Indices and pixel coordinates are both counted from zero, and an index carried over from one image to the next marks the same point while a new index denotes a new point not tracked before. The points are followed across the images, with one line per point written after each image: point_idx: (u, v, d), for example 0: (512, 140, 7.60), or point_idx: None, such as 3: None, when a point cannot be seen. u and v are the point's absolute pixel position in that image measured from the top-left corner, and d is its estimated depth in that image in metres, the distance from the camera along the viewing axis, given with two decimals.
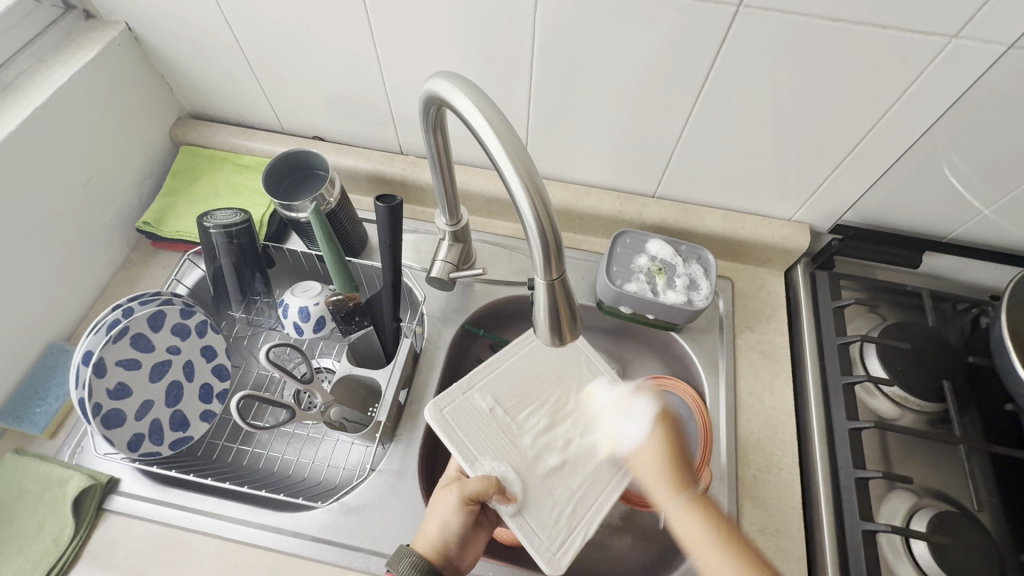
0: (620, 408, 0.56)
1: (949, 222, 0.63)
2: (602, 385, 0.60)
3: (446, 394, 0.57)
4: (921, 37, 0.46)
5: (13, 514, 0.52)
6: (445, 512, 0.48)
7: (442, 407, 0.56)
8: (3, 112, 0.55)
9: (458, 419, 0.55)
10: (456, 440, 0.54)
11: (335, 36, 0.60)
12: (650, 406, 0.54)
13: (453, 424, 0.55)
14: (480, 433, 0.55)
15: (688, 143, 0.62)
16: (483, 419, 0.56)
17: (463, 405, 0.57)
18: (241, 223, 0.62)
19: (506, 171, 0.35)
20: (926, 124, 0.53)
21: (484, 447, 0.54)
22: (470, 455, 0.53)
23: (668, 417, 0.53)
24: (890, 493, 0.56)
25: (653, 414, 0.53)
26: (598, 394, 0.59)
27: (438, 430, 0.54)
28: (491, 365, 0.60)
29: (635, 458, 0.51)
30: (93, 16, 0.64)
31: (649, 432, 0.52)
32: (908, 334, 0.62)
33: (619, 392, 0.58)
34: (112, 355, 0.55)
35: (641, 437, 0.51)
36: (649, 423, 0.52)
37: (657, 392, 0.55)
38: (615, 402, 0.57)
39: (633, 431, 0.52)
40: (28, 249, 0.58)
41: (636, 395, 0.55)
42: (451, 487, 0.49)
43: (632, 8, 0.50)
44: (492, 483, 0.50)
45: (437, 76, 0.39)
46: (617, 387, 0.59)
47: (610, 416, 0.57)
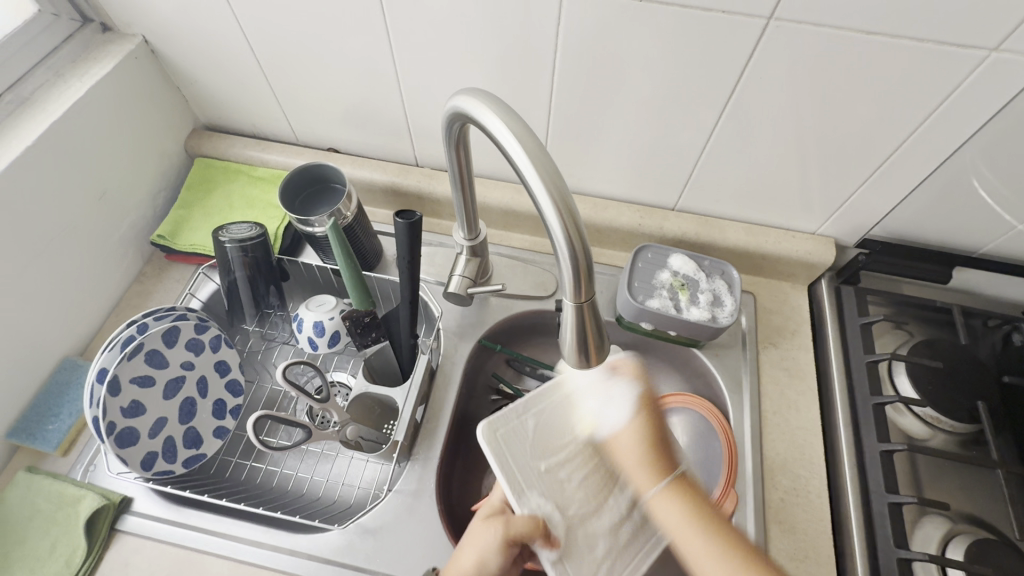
0: (596, 389, 0.48)
1: (980, 237, 0.62)
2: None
3: (504, 415, 0.55)
4: (958, 50, 0.45)
5: (25, 535, 0.51)
6: (486, 548, 0.47)
7: (496, 429, 0.54)
8: (21, 127, 0.55)
9: (510, 445, 0.53)
10: (505, 470, 0.52)
11: (354, 49, 0.59)
12: (632, 390, 0.47)
13: (504, 448, 0.53)
14: (529, 464, 0.53)
15: (710, 156, 0.61)
16: (534, 450, 0.54)
17: (517, 430, 0.54)
18: (256, 237, 0.61)
19: (535, 190, 0.33)
20: (960, 139, 0.52)
21: (532, 481, 0.52)
22: (519, 489, 0.51)
23: (650, 399, 0.47)
24: (923, 518, 0.54)
25: (636, 398, 0.46)
26: (572, 376, 0.50)
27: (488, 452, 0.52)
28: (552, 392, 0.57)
29: (614, 442, 0.46)
30: (110, 29, 0.64)
31: (630, 417, 0.46)
32: (939, 352, 0.61)
33: (589, 371, 0.48)
34: (127, 372, 0.54)
35: (622, 422, 0.46)
36: (631, 407, 0.46)
37: (641, 371, 0.47)
38: (587, 381, 0.49)
39: (613, 416, 0.47)
40: (43, 264, 0.57)
41: (614, 377, 0.47)
42: (493, 523, 0.49)
43: (658, 20, 0.49)
44: (537, 525, 0.49)
45: (462, 93, 0.38)
46: (590, 363, 0.49)
47: (586, 396, 0.49)
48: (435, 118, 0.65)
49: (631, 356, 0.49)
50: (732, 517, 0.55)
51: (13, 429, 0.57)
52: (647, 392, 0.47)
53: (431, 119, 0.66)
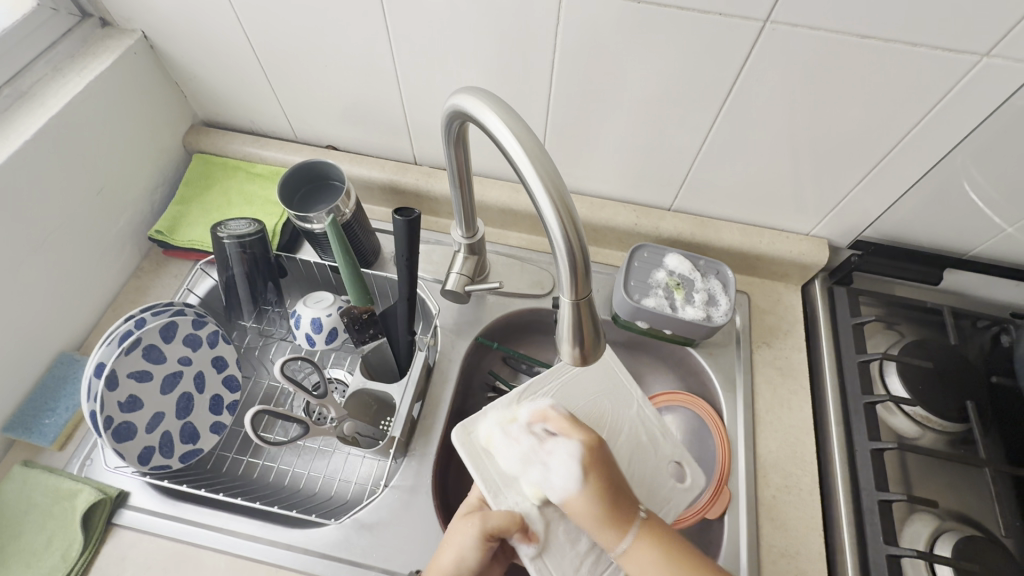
0: (536, 457, 0.51)
1: (969, 239, 0.63)
2: (496, 428, 0.54)
3: (476, 417, 0.56)
4: (950, 54, 0.46)
5: (22, 528, 0.51)
6: (464, 544, 0.47)
7: (469, 429, 0.55)
8: (19, 121, 0.55)
9: (487, 445, 0.54)
10: (482, 469, 0.52)
11: (353, 47, 0.60)
12: (575, 446, 0.50)
13: (481, 450, 0.54)
14: (507, 462, 0.53)
15: (706, 157, 0.62)
16: (511, 448, 0.54)
17: (496, 429, 0.54)
18: (254, 233, 0.61)
19: (534, 189, 0.34)
20: (951, 143, 0.53)
21: (510, 482, 0.52)
22: (495, 487, 0.51)
23: (597, 456, 0.49)
24: (912, 515, 0.55)
25: (581, 456, 0.49)
26: (497, 438, 0.53)
27: (463, 455, 0.53)
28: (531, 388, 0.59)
29: (568, 507, 0.48)
30: (109, 24, 0.64)
31: (582, 477, 0.48)
32: (929, 352, 0.62)
33: (526, 441, 0.52)
34: (124, 367, 0.54)
35: (574, 486, 0.48)
36: (579, 465, 0.48)
37: (574, 427, 0.51)
38: (522, 453, 0.52)
39: (561, 481, 0.48)
40: (41, 258, 0.57)
41: (554, 436, 0.51)
42: (472, 518, 0.48)
43: (656, 23, 0.49)
44: (515, 519, 0.49)
45: (462, 92, 0.38)
46: (525, 430, 0.53)
47: (525, 471, 0.51)
48: (434, 117, 0.66)
49: (556, 409, 0.54)
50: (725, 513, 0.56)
51: (9, 424, 0.57)
52: (588, 442, 0.50)
53: (429, 118, 0.66)
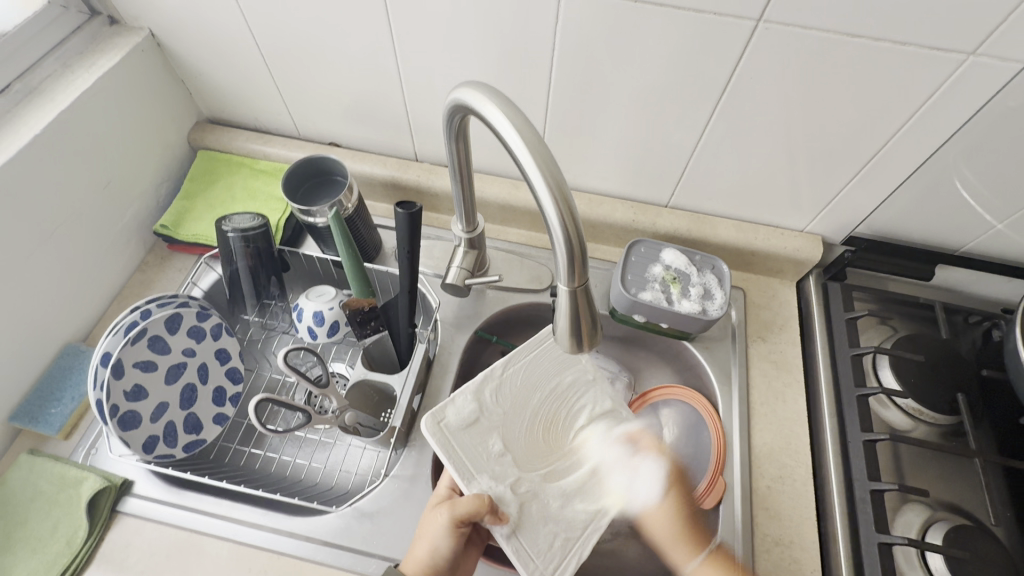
0: (620, 466, 0.57)
1: (961, 235, 0.64)
2: (597, 430, 0.59)
3: (445, 405, 0.56)
4: (937, 52, 0.47)
5: (28, 515, 0.52)
6: (435, 533, 0.48)
7: (439, 417, 0.55)
8: (28, 115, 0.56)
9: (454, 433, 0.55)
10: (454, 456, 0.53)
11: (356, 45, 0.61)
12: (660, 468, 0.59)
13: (450, 437, 0.54)
14: (476, 449, 0.54)
15: (702, 154, 0.63)
16: (479, 433, 0.55)
17: (463, 417, 0.55)
18: (258, 227, 0.62)
19: (534, 180, 0.35)
20: (940, 140, 0.54)
21: (480, 466, 0.53)
22: (467, 473, 0.53)
23: (676, 479, 0.59)
24: (905, 505, 0.56)
25: (664, 476, 0.58)
26: (594, 442, 0.58)
27: (435, 444, 0.53)
28: (493, 374, 0.59)
29: (647, 520, 0.57)
30: (117, 22, 0.65)
31: (662, 494, 0.57)
32: (921, 347, 0.63)
33: (615, 449, 0.58)
34: (129, 357, 0.55)
35: (654, 500, 0.57)
36: (660, 486, 0.58)
37: (663, 450, 0.59)
38: (615, 457, 0.57)
39: (643, 492, 0.57)
40: (48, 250, 0.58)
41: (637, 457, 0.58)
42: (442, 507, 0.49)
43: (651, 22, 0.51)
44: (483, 502, 0.49)
45: (465, 86, 0.39)
46: (611, 440, 0.58)
47: (614, 472, 0.56)
48: (436, 114, 0.67)
49: (646, 430, 0.60)
50: (722, 501, 0.57)
51: (16, 413, 0.57)
52: (671, 467, 0.59)
53: (431, 115, 0.67)
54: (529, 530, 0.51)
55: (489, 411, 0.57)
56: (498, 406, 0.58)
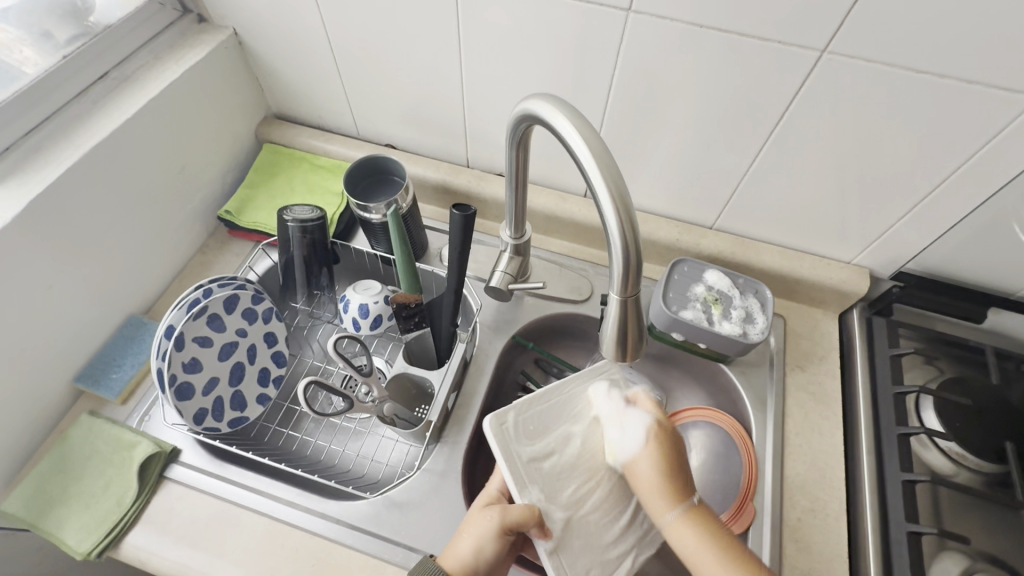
0: (615, 418, 0.54)
1: (1016, 279, 0.62)
2: (515, 415, 0.53)
3: (510, 408, 0.53)
4: (1005, 93, 0.46)
5: (85, 471, 0.56)
6: (483, 536, 0.47)
7: (503, 420, 0.52)
8: (120, 100, 0.61)
9: (514, 438, 0.52)
10: (511, 463, 0.51)
11: (423, 54, 0.64)
12: (648, 419, 0.53)
13: (510, 442, 0.52)
14: (533, 461, 0.52)
15: (752, 179, 0.63)
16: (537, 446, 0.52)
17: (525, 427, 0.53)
18: (315, 219, 0.65)
19: (598, 191, 0.37)
20: (1000, 183, 0.53)
21: (534, 476, 0.51)
22: (520, 481, 0.50)
23: (665, 430, 0.53)
24: (942, 551, 0.54)
25: (651, 427, 0.52)
26: (507, 432, 0.52)
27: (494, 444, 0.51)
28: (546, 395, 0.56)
29: (633, 473, 0.51)
30: (205, 20, 0.70)
31: (647, 442, 0.52)
32: (968, 390, 0.61)
33: (614, 402, 0.55)
34: (191, 331, 0.58)
35: (639, 448, 0.51)
36: (648, 433, 0.52)
37: (656, 405, 0.54)
38: (541, 443, 0.53)
39: (630, 442, 0.52)
40: (125, 226, 0.63)
41: (632, 409, 0.54)
42: (492, 511, 0.48)
43: (713, 47, 0.52)
44: (532, 513, 0.48)
45: (534, 97, 0.41)
46: (523, 425, 0.53)
47: (608, 423, 0.54)
48: (491, 123, 0.69)
49: (647, 392, 0.56)
50: (751, 526, 0.56)
51: (80, 375, 0.61)
52: (664, 420, 0.53)
53: (486, 124, 0.70)
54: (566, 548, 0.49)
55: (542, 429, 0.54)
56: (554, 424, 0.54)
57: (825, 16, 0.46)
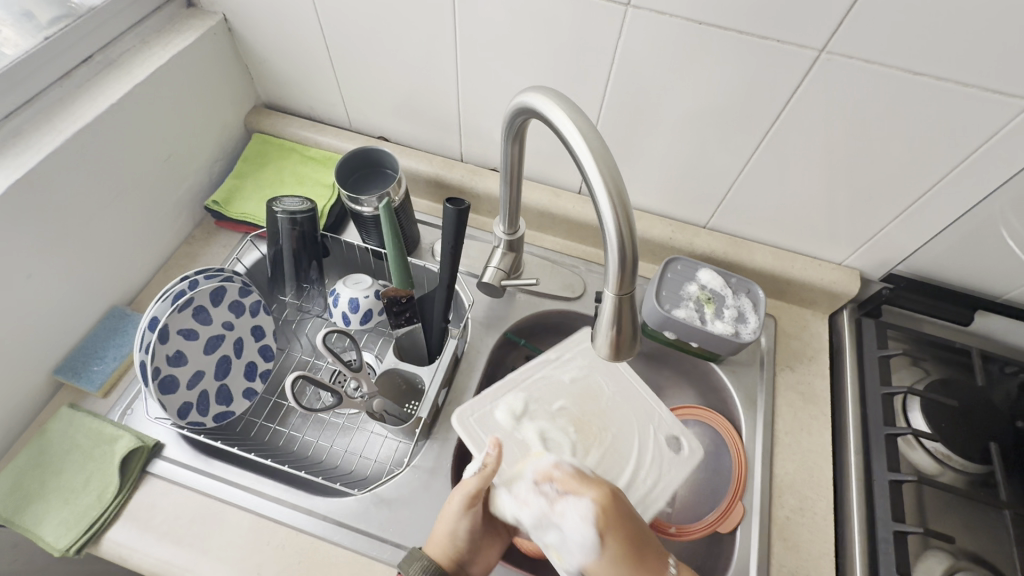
0: (546, 519, 0.45)
1: (1002, 283, 0.63)
2: (503, 490, 0.48)
3: (474, 402, 0.57)
4: (1000, 97, 0.46)
5: (64, 466, 0.54)
6: (451, 513, 0.49)
7: (467, 413, 0.56)
8: (104, 85, 0.59)
9: (483, 424, 0.56)
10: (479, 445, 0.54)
11: (418, 45, 0.63)
12: (586, 505, 0.44)
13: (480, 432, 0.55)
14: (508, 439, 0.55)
15: (746, 179, 0.63)
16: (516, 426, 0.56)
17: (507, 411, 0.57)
18: (306, 211, 0.64)
19: (595, 186, 0.36)
20: (989, 188, 0.54)
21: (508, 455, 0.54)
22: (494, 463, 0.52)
23: (608, 510, 0.45)
24: (927, 550, 0.55)
25: (595, 515, 0.44)
26: (506, 502, 0.48)
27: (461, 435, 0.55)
28: (529, 370, 0.60)
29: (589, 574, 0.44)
30: (193, 5, 0.68)
31: (599, 543, 0.43)
32: (954, 391, 0.62)
33: (533, 503, 0.46)
34: (176, 323, 0.57)
35: (593, 554, 0.43)
36: (593, 529, 0.43)
37: (581, 480, 0.46)
38: (533, 513, 0.45)
39: (577, 547, 0.43)
40: (109, 214, 0.61)
41: (561, 497, 0.46)
42: (458, 488, 0.50)
43: (710, 46, 0.52)
44: (493, 481, 0.50)
45: (531, 90, 0.40)
46: (528, 493, 0.47)
47: (538, 532, 0.45)
48: (486, 117, 0.68)
49: (561, 464, 0.48)
50: (737, 528, 0.57)
51: (59, 367, 0.60)
52: (599, 499, 0.45)
53: (481, 118, 0.69)
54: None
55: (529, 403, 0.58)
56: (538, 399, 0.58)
57: (824, 16, 0.46)
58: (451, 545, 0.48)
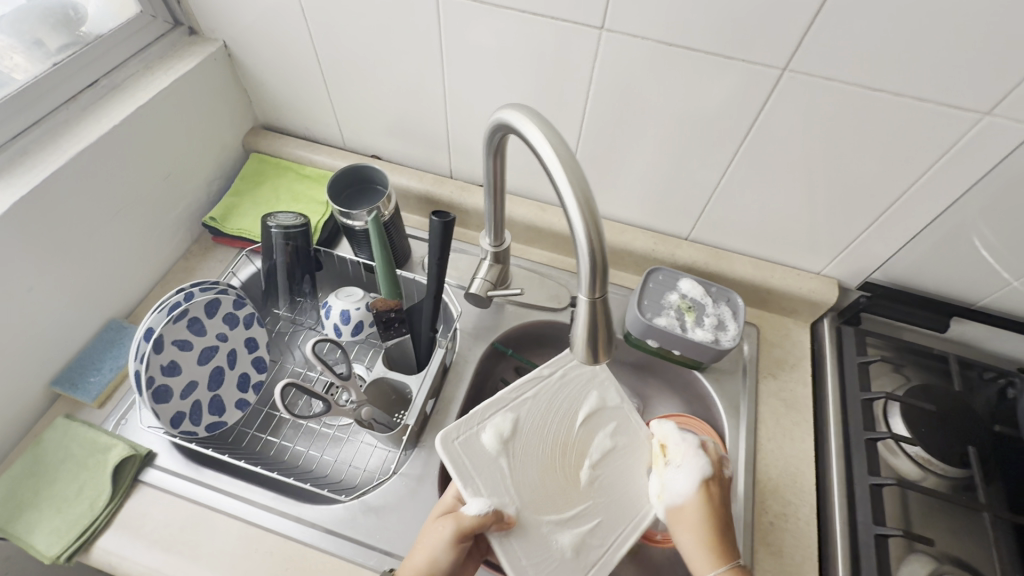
0: (679, 456, 0.53)
1: (977, 290, 0.64)
2: (668, 424, 0.56)
3: (459, 423, 0.54)
4: (953, 111, 0.49)
5: (56, 475, 0.55)
6: (438, 546, 0.47)
7: (453, 436, 0.53)
8: (107, 108, 0.62)
9: (468, 453, 0.52)
10: (460, 468, 0.51)
11: (408, 67, 0.66)
12: (702, 463, 0.53)
13: (461, 452, 0.52)
14: (486, 463, 0.52)
15: (723, 192, 0.66)
16: (495, 454, 0.53)
17: (498, 435, 0.54)
18: (299, 226, 0.67)
19: (565, 195, 0.38)
20: (952, 198, 0.56)
21: (487, 483, 0.51)
22: (468, 482, 0.51)
23: (715, 480, 0.53)
24: (910, 555, 0.56)
25: (705, 472, 0.52)
26: (670, 438, 0.55)
27: (444, 460, 0.52)
28: (519, 388, 0.57)
29: (679, 515, 0.51)
30: (195, 32, 0.72)
31: (696, 489, 0.52)
32: (934, 397, 0.63)
33: (687, 449, 0.54)
34: (171, 334, 0.58)
35: (688, 493, 0.51)
36: (698, 481, 0.52)
37: (710, 450, 0.54)
38: (682, 443, 0.54)
39: (681, 486, 0.52)
40: (109, 230, 0.63)
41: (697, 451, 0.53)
42: (447, 519, 0.49)
43: (681, 64, 0.54)
44: (488, 516, 0.49)
45: (506, 107, 0.43)
46: (687, 436, 0.55)
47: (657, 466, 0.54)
48: (473, 135, 0.71)
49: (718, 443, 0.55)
50: None
51: (56, 378, 0.61)
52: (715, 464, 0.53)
53: (468, 136, 0.72)
54: (520, 545, 0.49)
55: (522, 424, 0.55)
56: (528, 423, 0.56)
57: (783, 37, 0.49)
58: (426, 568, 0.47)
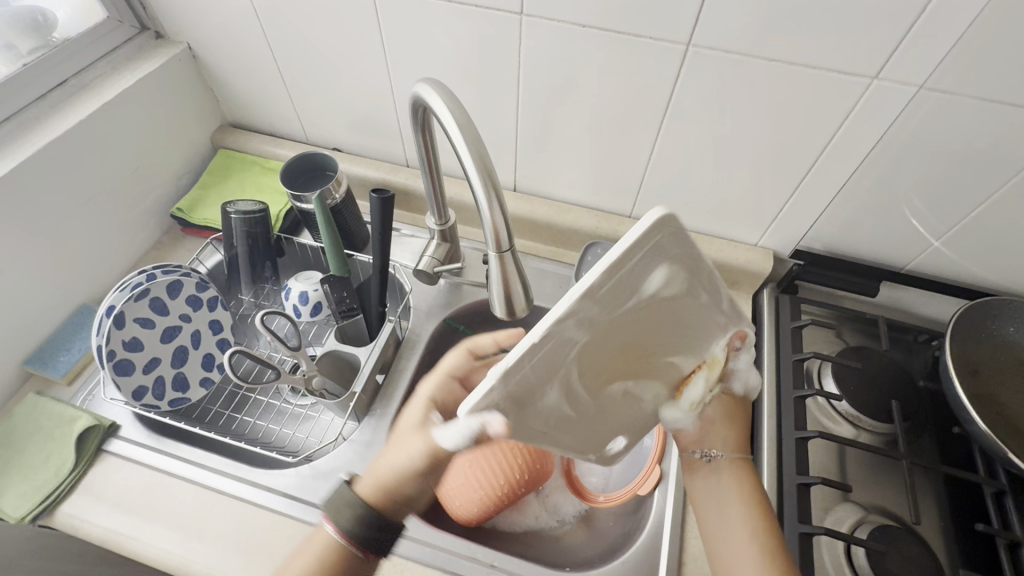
0: None
1: (905, 252, 0.67)
2: None
3: (681, 233, 0.32)
4: (846, 77, 0.52)
5: (24, 445, 0.59)
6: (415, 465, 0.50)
7: (664, 228, 0.31)
8: (75, 105, 0.67)
9: (639, 259, 0.31)
10: (625, 258, 0.30)
11: (355, 61, 0.71)
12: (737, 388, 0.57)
13: (645, 248, 0.31)
14: (635, 278, 0.32)
15: (655, 168, 0.69)
16: (643, 291, 0.33)
17: (663, 281, 0.34)
18: (258, 212, 0.70)
19: (464, 158, 0.42)
20: (858, 162, 0.59)
21: (604, 296, 0.31)
22: (601, 290, 0.30)
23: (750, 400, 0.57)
24: (838, 505, 0.58)
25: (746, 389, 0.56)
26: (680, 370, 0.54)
27: (643, 226, 0.30)
28: (705, 282, 0.36)
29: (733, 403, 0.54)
30: (162, 36, 0.77)
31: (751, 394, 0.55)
32: (865, 358, 0.65)
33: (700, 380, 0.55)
34: (132, 312, 0.62)
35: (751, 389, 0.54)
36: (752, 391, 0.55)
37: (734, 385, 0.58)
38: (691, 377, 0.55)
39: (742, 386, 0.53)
40: (79, 219, 0.68)
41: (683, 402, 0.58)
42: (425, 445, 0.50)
43: (598, 44, 0.58)
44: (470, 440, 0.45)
45: (419, 82, 0.47)
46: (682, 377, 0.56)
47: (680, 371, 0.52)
48: None
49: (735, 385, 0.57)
50: (655, 489, 0.60)
51: (29, 358, 0.65)
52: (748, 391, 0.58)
53: None
54: (522, 375, 0.31)
55: (680, 293, 0.36)
56: (681, 302, 0.36)
57: (682, 15, 0.53)
58: (397, 475, 0.50)
